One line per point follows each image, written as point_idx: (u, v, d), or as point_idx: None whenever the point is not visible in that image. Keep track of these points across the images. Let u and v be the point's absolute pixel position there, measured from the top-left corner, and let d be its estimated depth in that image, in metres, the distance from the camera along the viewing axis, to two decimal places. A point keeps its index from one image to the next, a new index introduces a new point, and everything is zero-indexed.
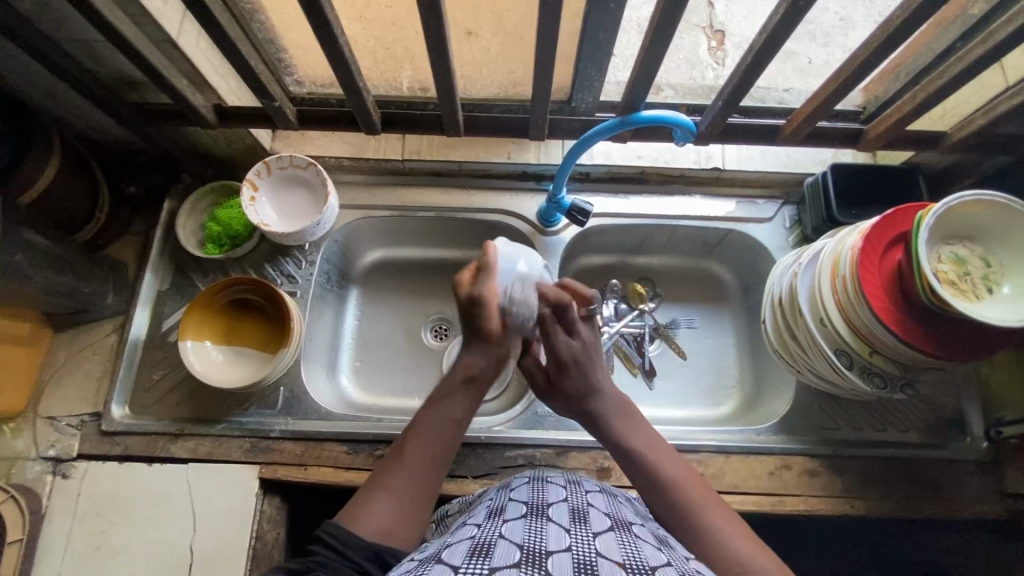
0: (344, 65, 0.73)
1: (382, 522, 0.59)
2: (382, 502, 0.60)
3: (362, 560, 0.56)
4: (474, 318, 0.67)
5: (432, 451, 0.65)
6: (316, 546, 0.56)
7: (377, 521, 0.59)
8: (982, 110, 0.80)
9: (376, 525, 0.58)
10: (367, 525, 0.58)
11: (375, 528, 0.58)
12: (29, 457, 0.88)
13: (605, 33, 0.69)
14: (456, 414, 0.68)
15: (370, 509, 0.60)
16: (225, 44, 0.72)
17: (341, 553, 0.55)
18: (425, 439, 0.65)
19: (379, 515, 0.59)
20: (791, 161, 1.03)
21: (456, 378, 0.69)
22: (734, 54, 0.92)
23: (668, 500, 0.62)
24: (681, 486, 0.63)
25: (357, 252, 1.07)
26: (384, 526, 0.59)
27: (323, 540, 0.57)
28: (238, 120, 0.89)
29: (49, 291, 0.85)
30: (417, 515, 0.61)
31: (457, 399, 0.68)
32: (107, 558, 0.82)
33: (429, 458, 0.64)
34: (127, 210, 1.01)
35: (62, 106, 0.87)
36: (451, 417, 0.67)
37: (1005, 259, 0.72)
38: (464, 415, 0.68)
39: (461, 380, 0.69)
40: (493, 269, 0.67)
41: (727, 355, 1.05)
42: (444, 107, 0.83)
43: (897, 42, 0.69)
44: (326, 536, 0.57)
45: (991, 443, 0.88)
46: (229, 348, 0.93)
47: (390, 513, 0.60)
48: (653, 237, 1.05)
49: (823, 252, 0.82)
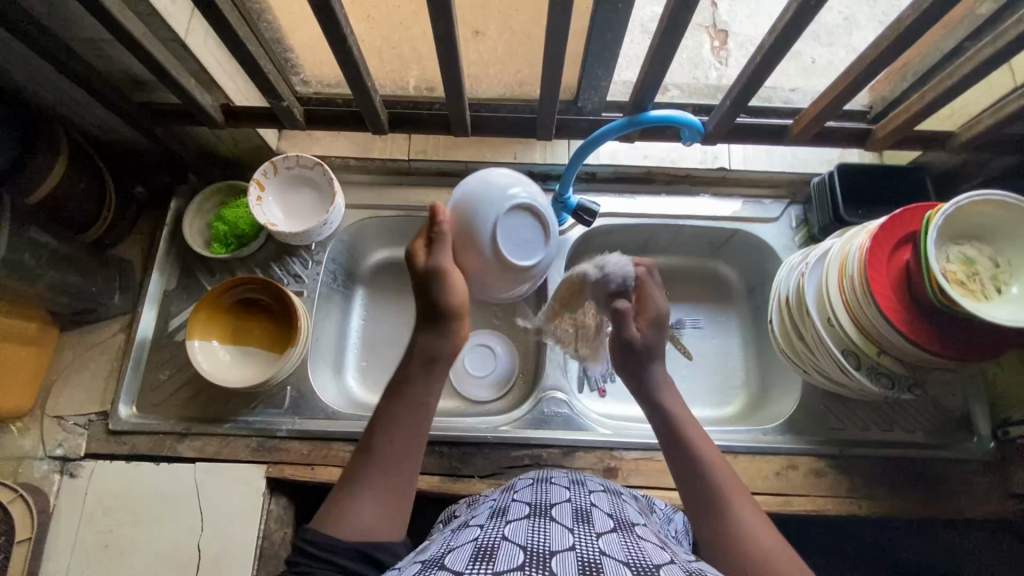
0: (352, 66, 0.74)
1: (361, 521, 0.58)
2: (361, 497, 0.60)
3: (345, 559, 0.56)
4: (432, 292, 0.68)
5: (398, 438, 0.64)
6: (296, 556, 0.56)
7: (357, 518, 0.59)
8: (988, 110, 0.80)
9: (354, 524, 0.58)
10: (345, 525, 0.58)
11: (353, 527, 0.58)
12: (37, 456, 0.88)
13: (613, 33, 0.69)
14: (419, 397, 0.67)
15: (347, 508, 0.59)
16: (234, 44, 0.72)
17: (322, 557, 0.55)
18: (391, 426, 0.64)
19: (357, 514, 0.59)
20: (798, 161, 1.02)
21: (413, 363, 0.68)
22: (738, 54, 0.93)
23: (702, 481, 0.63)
24: (718, 469, 0.64)
25: (363, 252, 1.07)
26: (363, 524, 0.58)
27: (302, 550, 0.56)
28: (245, 121, 0.89)
29: (58, 291, 0.86)
30: (394, 506, 0.61)
31: (417, 381, 0.67)
32: (115, 557, 0.83)
33: (396, 446, 0.63)
34: (134, 210, 1.01)
35: (69, 106, 0.87)
36: (414, 402, 0.66)
37: (1013, 258, 0.72)
38: (425, 395, 0.67)
39: (421, 362, 0.68)
40: (447, 235, 0.69)
41: (732, 356, 1.05)
42: (451, 108, 0.84)
43: (907, 42, 0.68)
44: (304, 544, 0.57)
45: (998, 443, 0.88)
46: (236, 348, 0.93)
47: (367, 510, 0.59)
48: (659, 237, 1.05)
49: (830, 252, 0.82)
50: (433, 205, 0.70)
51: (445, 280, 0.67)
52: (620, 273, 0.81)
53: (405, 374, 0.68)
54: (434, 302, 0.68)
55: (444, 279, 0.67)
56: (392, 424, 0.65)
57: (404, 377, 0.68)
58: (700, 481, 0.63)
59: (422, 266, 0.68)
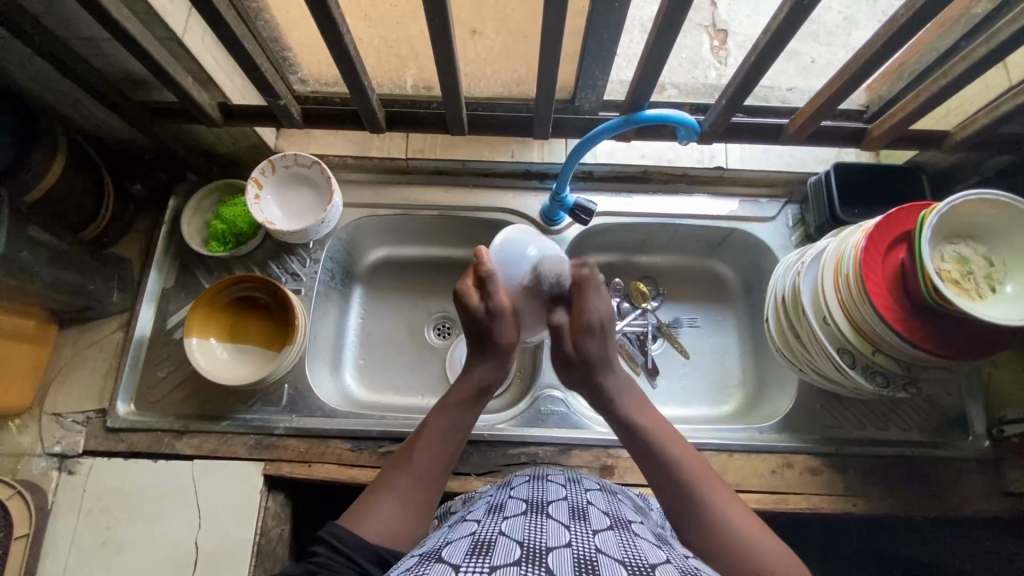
0: (349, 64, 0.74)
1: (388, 527, 0.59)
2: (387, 505, 0.61)
3: (366, 562, 0.56)
4: (491, 332, 0.72)
5: (438, 457, 0.67)
6: (318, 548, 0.56)
7: (381, 523, 0.60)
8: (984, 110, 0.80)
9: (381, 529, 0.59)
10: (371, 528, 0.59)
11: (380, 531, 0.59)
12: (34, 453, 0.88)
13: (609, 33, 0.69)
14: (463, 424, 0.71)
15: (375, 512, 0.60)
16: (231, 43, 0.72)
17: (345, 554, 0.56)
18: (432, 443, 0.68)
19: (384, 519, 0.60)
20: (795, 160, 1.03)
21: (463, 393, 0.72)
22: (737, 54, 0.93)
23: (685, 493, 0.62)
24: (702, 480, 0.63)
25: (361, 251, 1.07)
26: (390, 530, 0.59)
27: (324, 542, 0.57)
28: (243, 119, 0.90)
29: (55, 288, 0.86)
30: (420, 518, 0.62)
31: (463, 410, 0.71)
32: (113, 554, 0.83)
33: (436, 463, 0.66)
34: (132, 208, 1.02)
35: (68, 105, 0.87)
36: (453, 424, 0.70)
37: (1007, 257, 0.72)
38: (465, 422, 0.71)
39: (473, 392, 0.72)
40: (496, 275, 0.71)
41: (729, 354, 1.06)
42: (449, 106, 0.84)
43: (902, 41, 0.69)
44: (328, 538, 0.57)
45: (993, 442, 0.88)
46: (234, 346, 0.93)
47: (395, 517, 0.61)
48: (656, 236, 1.05)
49: (826, 251, 0.82)
50: (477, 247, 0.70)
51: (506, 319, 0.72)
52: (554, 273, 0.75)
53: (457, 398, 0.71)
54: (492, 338, 0.72)
55: (501, 320, 0.72)
56: (433, 442, 0.68)
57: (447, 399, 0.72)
58: (680, 487, 0.62)
59: (478, 310, 0.72)
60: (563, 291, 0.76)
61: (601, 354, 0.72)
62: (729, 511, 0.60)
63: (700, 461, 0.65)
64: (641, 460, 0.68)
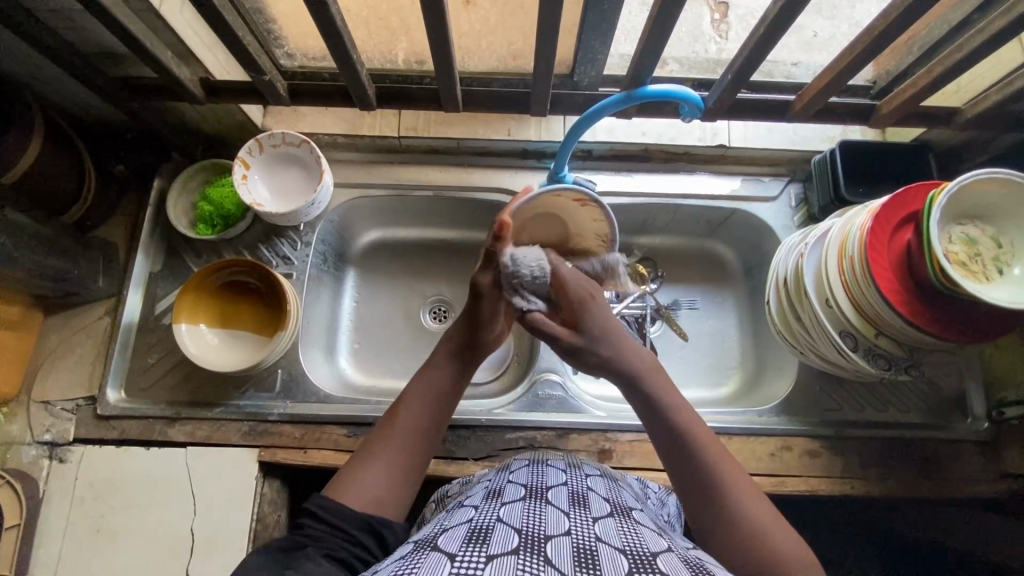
0: (337, 39, 0.70)
1: (368, 494, 0.58)
2: (374, 472, 0.60)
3: (355, 530, 0.55)
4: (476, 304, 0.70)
5: (420, 419, 0.65)
6: (306, 520, 0.56)
7: (366, 492, 0.58)
8: (997, 86, 0.78)
9: (366, 494, 0.58)
10: (355, 495, 0.58)
11: (361, 499, 0.58)
12: (24, 442, 0.86)
13: (610, 3, 0.65)
14: (454, 385, 0.69)
15: (360, 478, 0.59)
16: (211, 17, 0.68)
17: (334, 526, 0.55)
18: (416, 404, 0.66)
19: (368, 486, 0.59)
20: (799, 137, 1.00)
21: (442, 352, 0.71)
22: (738, 27, 0.89)
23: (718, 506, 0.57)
24: (734, 488, 0.58)
25: (352, 232, 1.05)
26: (370, 498, 0.58)
27: (313, 514, 0.56)
28: (227, 96, 0.86)
29: (38, 274, 0.83)
30: (403, 486, 0.61)
31: (448, 364, 0.70)
32: (107, 542, 0.82)
33: (418, 424, 0.64)
34: (115, 189, 0.98)
35: (41, 82, 0.83)
36: (438, 387, 0.68)
37: (1015, 239, 0.70)
38: (452, 385, 0.69)
39: (450, 352, 0.70)
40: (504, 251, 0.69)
41: (727, 335, 1.05)
42: (441, 82, 0.80)
43: (914, 16, 0.66)
44: (316, 509, 0.56)
45: (992, 424, 0.88)
46: (225, 332, 0.91)
47: (375, 483, 0.59)
48: (657, 216, 1.03)
49: (830, 232, 0.81)
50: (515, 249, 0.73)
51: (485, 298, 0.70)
52: (529, 261, 0.67)
53: (446, 354, 0.70)
54: (478, 312, 0.70)
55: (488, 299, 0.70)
56: (417, 403, 0.66)
57: (431, 364, 0.70)
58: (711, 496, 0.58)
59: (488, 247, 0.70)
60: (537, 278, 0.68)
61: (620, 357, 0.66)
62: (768, 526, 0.55)
63: (732, 465, 0.60)
64: (668, 456, 0.62)
